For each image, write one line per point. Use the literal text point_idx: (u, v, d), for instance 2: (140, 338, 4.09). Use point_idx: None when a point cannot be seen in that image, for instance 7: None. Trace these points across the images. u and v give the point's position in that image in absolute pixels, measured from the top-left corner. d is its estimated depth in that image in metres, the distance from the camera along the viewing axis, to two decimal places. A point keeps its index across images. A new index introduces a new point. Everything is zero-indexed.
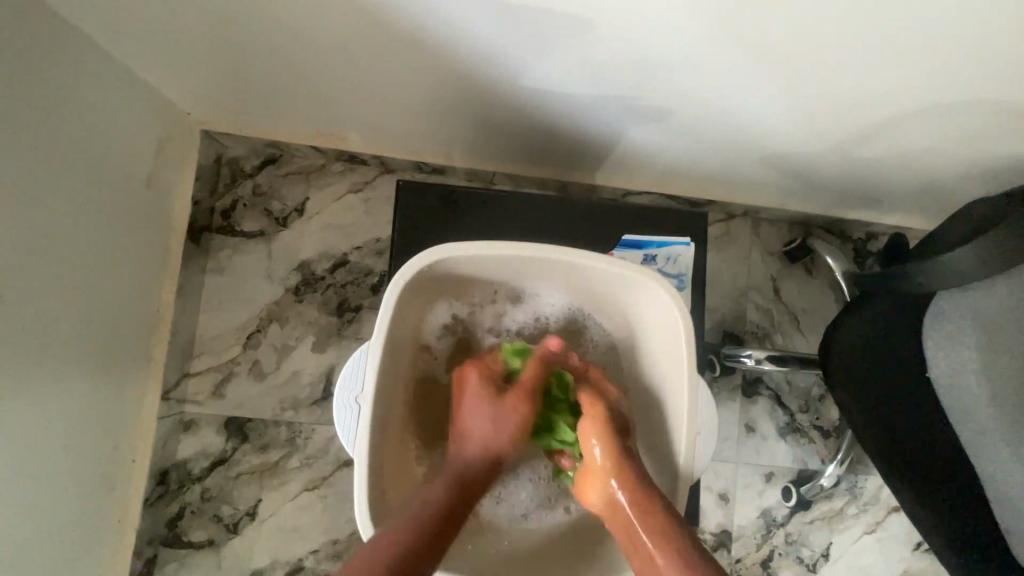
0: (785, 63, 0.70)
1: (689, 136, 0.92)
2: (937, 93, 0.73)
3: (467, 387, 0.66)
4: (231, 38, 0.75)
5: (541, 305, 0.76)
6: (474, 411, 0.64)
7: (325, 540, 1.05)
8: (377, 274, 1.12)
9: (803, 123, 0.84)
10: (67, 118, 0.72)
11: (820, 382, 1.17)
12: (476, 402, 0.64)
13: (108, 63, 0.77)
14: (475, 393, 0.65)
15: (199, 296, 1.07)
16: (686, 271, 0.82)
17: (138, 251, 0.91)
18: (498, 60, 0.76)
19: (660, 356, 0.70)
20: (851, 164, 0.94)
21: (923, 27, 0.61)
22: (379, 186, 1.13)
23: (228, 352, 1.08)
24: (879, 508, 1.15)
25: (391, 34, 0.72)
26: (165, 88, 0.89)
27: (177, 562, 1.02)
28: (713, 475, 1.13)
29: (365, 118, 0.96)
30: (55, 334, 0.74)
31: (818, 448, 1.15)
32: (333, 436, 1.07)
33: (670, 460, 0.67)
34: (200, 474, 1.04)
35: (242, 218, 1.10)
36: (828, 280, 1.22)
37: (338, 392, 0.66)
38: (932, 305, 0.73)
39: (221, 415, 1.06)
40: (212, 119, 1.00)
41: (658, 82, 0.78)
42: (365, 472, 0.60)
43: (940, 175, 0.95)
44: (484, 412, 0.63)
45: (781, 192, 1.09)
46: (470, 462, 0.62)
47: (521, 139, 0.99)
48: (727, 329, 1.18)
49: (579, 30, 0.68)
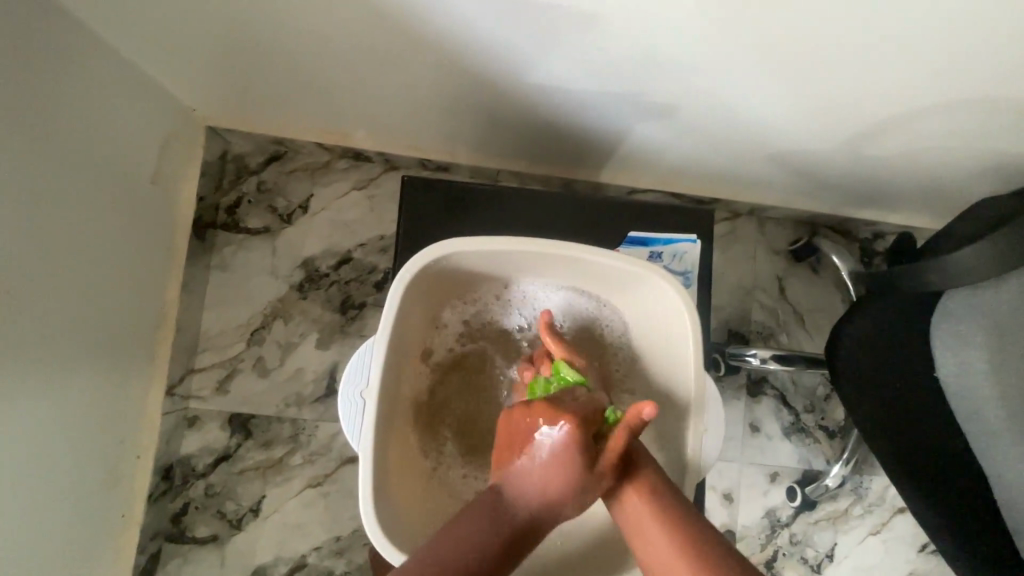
0: (791, 62, 0.70)
1: (695, 134, 0.91)
2: (945, 92, 0.73)
3: (551, 434, 0.50)
4: (239, 35, 0.75)
5: (543, 300, 0.74)
6: (559, 466, 0.50)
7: (329, 536, 1.05)
8: (381, 271, 1.12)
9: (809, 122, 0.84)
10: (72, 112, 0.72)
11: (826, 382, 1.16)
12: (564, 457, 0.50)
13: (114, 58, 0.77)
14: (565, 442, 0.50)
15: (204, 292, 1.07)
16: (692, 268, 0.82)
17: (144, 246, 0.91)
18: (504, 58, 0.76)
19: (668, 353, 0.69)
20: (859, 162, 0.94)
21: (929, 26, 0.61)
22: (384, 183, 1.13)
23: (232, 349, 1.08)
24: (884, 508, 1.14)
25: (396, 33, 0.72)
26: (171, 84, 0.89)
27: (181, 557, 1.02)
28: (717, 475, 1.12)
29: (370, 115, 0.96)
30: (60, 329, 0.75)
31: (823, 449, 1.14)
32: (337, 433, 1.08)
33: (676, 457, 0.66)
34: (204, 470, 1.04)
35: (247, 215, 1.11)
36: (834, 279, 1.21)
37: (343, 387, 0.66)
38: (938, 306, 0.73)
39: (225, 411, 1.06)
40: (217, 116, 1.00)
41: (664, 81, 0.78)
42: (371, 466, 0.60)
43: (948, 174, 0.95)
44: (569, 480, 0.50)
45: (787, 190, 1.09)
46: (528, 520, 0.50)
47: (525, 137, 0.99)
48: (732, 328, 1.18)
49: (584, 28, 0.68)
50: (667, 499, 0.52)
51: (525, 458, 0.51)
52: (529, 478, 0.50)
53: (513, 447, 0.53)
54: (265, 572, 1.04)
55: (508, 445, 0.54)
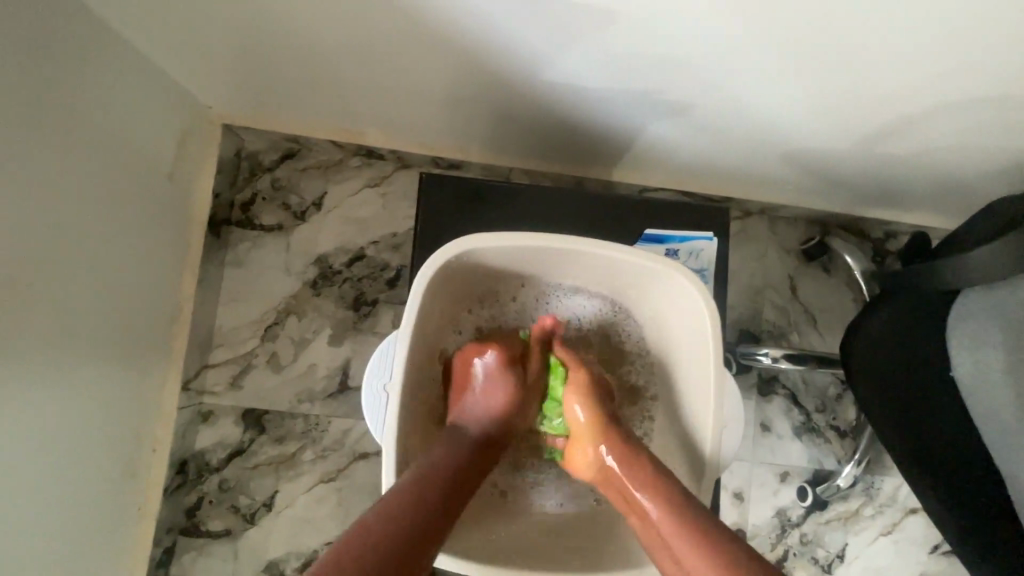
0: (808, 59, 0.70)
1: (709, 132, 0.91)
2: (960, 89, 0.72)
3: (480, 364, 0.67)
4: (255, 32, 0.76)
5: (564, 303, 0.77)
6: (490, 386, 0.66)
7: (340, 532, 1.06)
8: (393, 268, 1.13)
9: (825, 120, 0.84)
10: (91, 108, 0.73)
11: (837, 381, 1.16)
12: (492, 379, 0.66)
13: (131, 54, 0.78)
14: (491, 368, 0.67)
15: (218, 288, 1.08)
16: (708, 265, 0.83)
17: (160, 241, 0.92)
18: (519, 55, 0.77)
19: (687, 350, 0.70)
20: (874, 161, 0.93)
21: (946, 22, 0.60)
22: (396, 181, 1.14)
23: (246, 345, 1.09)
24: (895, 509, 1.14)
25: (410, 30, 0.72)
26: (186, 80, 0.90)
27: (195, 551, 1.03)
28: (728, 474, 1.12)
29: (384, 112, 0.96)
30: (78, 321, 0.75)
31: (834, 449, 1.14)
32: (349, 429, 1.08)
33: (695, 450, 0.67)
34: (217, 465, 1.05)
35: (261, 212, 1.12)
36: (846, 278, 1.21)
37: (367, 382, 0.68)
38: (956, 306, 0.72)
39: (239, 406, 1.07)
40: (232, 113, 1.01)
41: (679, 78, 0.78)
42: (393, 459, 0.61)
43: (964, 173, 0.94)
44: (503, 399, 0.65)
45: (800, 189, 1.08)
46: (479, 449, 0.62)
47: (538, 135, 0.99)
48: (744, 327, 1.18)
49: (601, 24, 0.68)
50: (661, 481, 0.59)
51: (471, 392, 0.67)
52: (477, 406, 0.65)
53: (460, 382, 0.69)
54: (277, 566, 1.04)
55: (457, 385, 0.70)
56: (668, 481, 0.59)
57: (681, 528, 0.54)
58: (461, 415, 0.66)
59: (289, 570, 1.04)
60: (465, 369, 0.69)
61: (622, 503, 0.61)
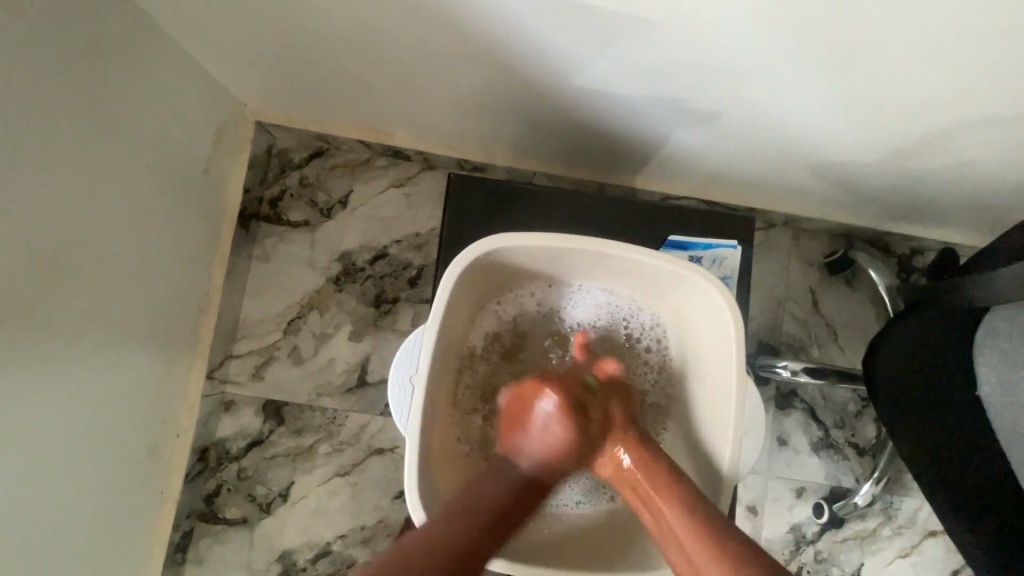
0: (841, 66, 0.69)
1: (737, 141, 0.91)
2: (996, 103, 0.71)
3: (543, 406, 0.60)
4: (288, 28, 0.77)
5: (585, 297, 0.76)
6: (547, 432, 0.59)
7: (353, 525, 1.07)
8: (415, 267, 1.14)
9: (860, 131, 0.83)
10: (131, 99, 0.76)
11: (857, 398, 1.14)
12: (551, 424, 0.59)
13: (171, 47, 0.81)
14: (556, 412, 0.59)
15: (245, 280, 1.11)
16: (732, 273, 0.82)
17: (191, 231, 0.95)
18: (555, 60, 0.77)
19: (711, 357, 0.70)
20: (906, 173, 0.92)
21: (967, 29, 0.59)
22: (421, 181, 1.16)
23: (269, 337, 1.11)
24: (914, 532, 1.11)
25: (437, 32, 0.74)
26: (222, 75, 0.92)
27: (212, 538, 1.05)
28: (743, 487, 1.11)
29: (411, 112, 0.98)
30: (108, 306, 0.77)
31: (852, 466, 1.12)
32: (366, 423, 1.10)
33: (715, 462, 0.66)
34: (237, 454, 1.08)
35: (290, 208, 1.14)
36: (870, 293, 1.20)
37: (394, 373, 0.70)
38: (983, 326, 0.71)
39: (260, 397, 1.09)
40: (266, 110, 1.04)
41: (705, 87, 0.78)
42: (416, 449, 0.62)
43: (997, 188, 0.92)
44: (553, 440, 0.58)
45: (825, 201, 1.08)
46: (531, 478, 0.58)
47: (565, 141, 1.01)
48: (763, 339, 1.17)
49: (635, 30, 0.69)
50: (674, 482, 0.57)
51: (526, 430, 0.60)
52: (534, 444, 0.59)
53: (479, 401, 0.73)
54: (290, 557, 1.06)
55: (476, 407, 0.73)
56: (686, 487, 0.57)
57: (694, 530, 0.52)
58: (515, 454, 0.60)
59: (301, 561, 1.06)
60: (522, 407, 0.61)
61: (637, 502, 0.58)
